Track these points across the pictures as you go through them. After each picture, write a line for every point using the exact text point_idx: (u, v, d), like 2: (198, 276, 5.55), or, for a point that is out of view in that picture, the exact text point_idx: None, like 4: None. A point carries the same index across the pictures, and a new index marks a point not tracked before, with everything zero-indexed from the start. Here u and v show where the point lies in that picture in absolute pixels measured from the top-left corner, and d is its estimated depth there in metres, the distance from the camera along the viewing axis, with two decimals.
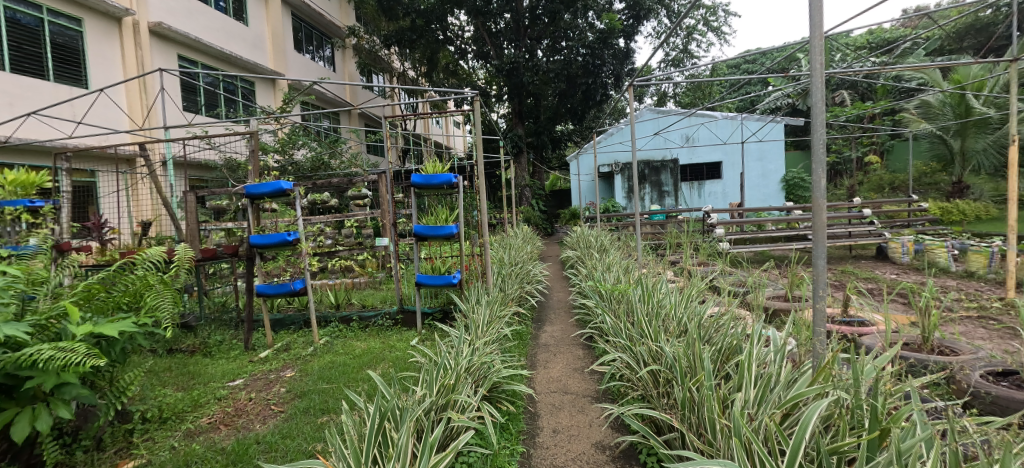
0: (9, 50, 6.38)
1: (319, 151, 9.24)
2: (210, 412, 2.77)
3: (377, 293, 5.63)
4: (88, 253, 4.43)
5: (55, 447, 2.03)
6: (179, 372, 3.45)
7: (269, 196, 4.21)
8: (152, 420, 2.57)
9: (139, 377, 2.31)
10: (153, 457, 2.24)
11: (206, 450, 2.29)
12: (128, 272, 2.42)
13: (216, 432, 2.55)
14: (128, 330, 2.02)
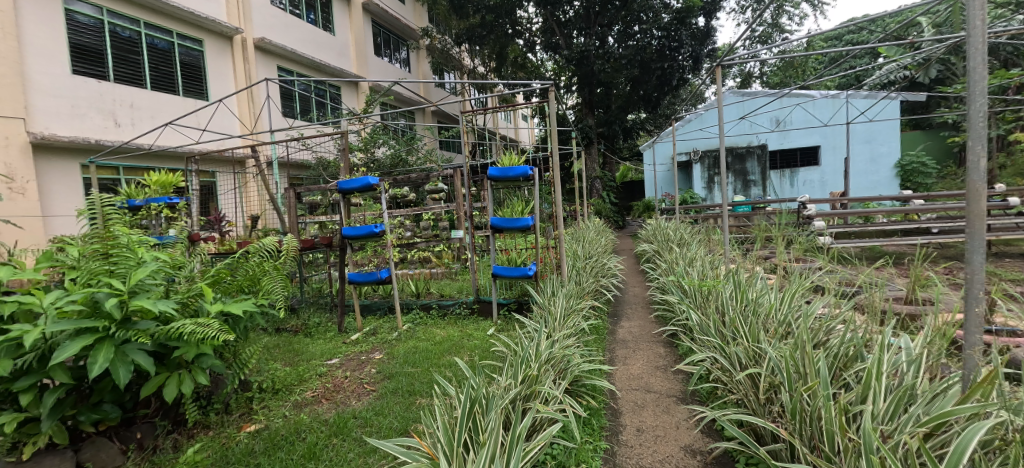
0: (149, 71, 7.48)
1: (399, 148, 9.70)
2: (314, 386, 3.04)
3: (453, 284, 5.83)
4: (212, 242, 5.08)
5: (195, 408, 2.35)
6: (286, 349, 3.84)
7: (359, 191, 4.50)
8: (267, 390, 2.88)
9: (257, 352, 2.59)
10: (269, 424, 2.49)
11: (312, 420, 2.52)
12: (248, 259, 2.68)
13: (319, 404, 2.79)
14: (250, 310, 2.27)
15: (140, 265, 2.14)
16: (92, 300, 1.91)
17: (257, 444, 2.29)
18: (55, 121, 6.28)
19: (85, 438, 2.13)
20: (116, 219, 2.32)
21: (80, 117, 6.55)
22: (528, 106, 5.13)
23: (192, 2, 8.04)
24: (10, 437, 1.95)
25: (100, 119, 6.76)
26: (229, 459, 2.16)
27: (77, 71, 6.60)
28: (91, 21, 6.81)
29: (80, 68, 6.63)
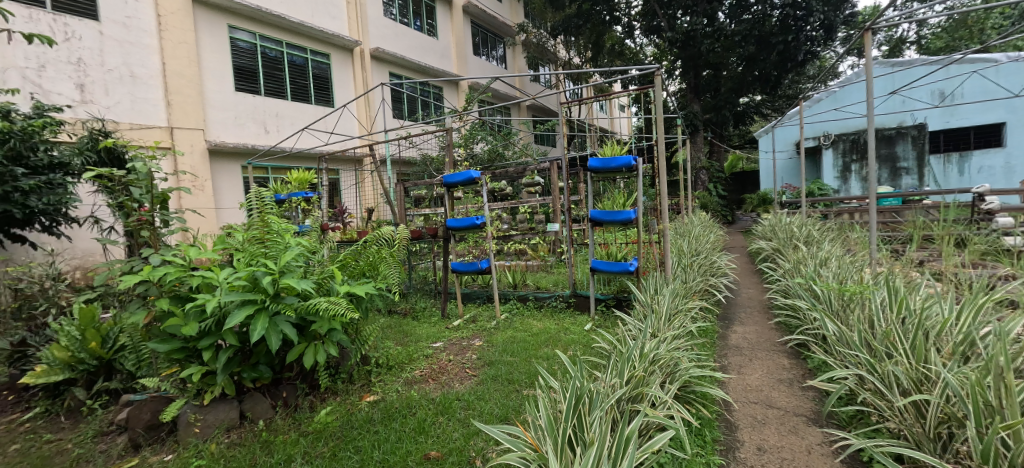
0: (290, 84, 8.62)
1: (496, 143, 9.89)
2: (421, 366, 3.24)
3: (549, 276, 5.82)
4: (337, 232, 5.69)
5: (326, 375, 2.65)
6: (397, 330, 4.16)
7: (462, 185, 4.68)
8: (383, 366, 3.14)
9: (375, 331, 2.83)
10: (385, 397, 2.71)
11: (421, 397, 2.68)
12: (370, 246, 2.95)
13: (427, 383, 2.96)
14: (371, 291, 2.48)
15: (286, 249, 2.46)
16: (252, 277, 2.24)
17: (375, 413, 2.50)
18: (224, 131, 7.60)
19: (245, 393, 2.51)
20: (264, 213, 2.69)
21: (240, 127, 7.82)
22: (626, 94, 4.73)
23: (320, 21, 9.03)
24: (195, 386, 2.37)
25: (254, 127, 8.00)
26: (353, 424, 2.39)
27: (239, 89, 7.86)
28: (247, 45, 8.02)
29: (240, 86, 7.89)
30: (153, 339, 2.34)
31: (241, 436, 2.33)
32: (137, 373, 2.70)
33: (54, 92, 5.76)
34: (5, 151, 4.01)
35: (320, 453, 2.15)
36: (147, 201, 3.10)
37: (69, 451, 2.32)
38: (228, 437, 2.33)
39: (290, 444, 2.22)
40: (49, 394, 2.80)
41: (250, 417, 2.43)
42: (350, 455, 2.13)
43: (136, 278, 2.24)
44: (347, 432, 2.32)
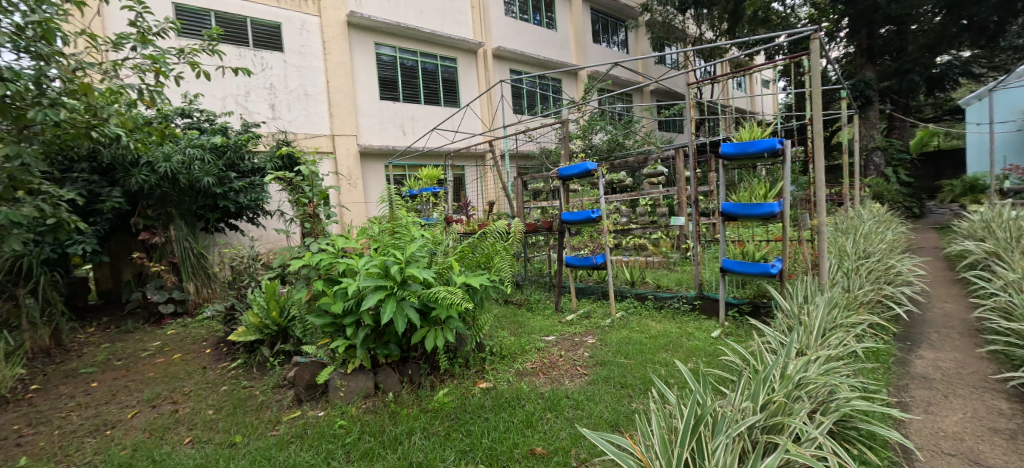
0: (424, 90, 9.33)
1: (616, 133, 9.42)
2: (532, 359, 3.17)
3: (672, 274, 5.32)
4: (459, 224, 5.98)
5: (444, 358, 2.74)
6: (511, 320, 4.19)
7: (578, 177, 4.49)
8: (496, 355, 3.14)
9: (490, 320, 2.84)
10: (497, 385, 2.71)
11: (530, 391, 2.60)
12: (485, 239, 2.99)
13: (537, 377, 2.89)
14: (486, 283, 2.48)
15: (412, 241, 2.57)
16: (384, 266, 2.37)
17: (487, 400, 2.50)
18: (372, 136, 8.56)
19: (379, 366, 2.69)
20: (393, 210, 2.86)
21: (384, 131, 8.71)
22: (771, 67, 3.99)
23: (449, 28, 9.61)
24: (340, 356, 2.60)
25: (396, 131, 8.86)
26: (466, 408, 2.40)
27: (384, 98, 8.76)
28: (389, 58, 8.88)
29: (384, 95, 8.79)
30: (313, 314, 2.63)
31: (374, 404, 2.51)
32: (302, 341, 3.04)
33: (254, 112, 7.24)
34: (224, 160, 5.10)
35: (436, 432, 2.20)
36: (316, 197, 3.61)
37: (255, 398, 2.70)
38: (365, 403, 2.52)
39: (411, 418, 2.30)
40: (235, 350, 3.41)
41: (382, 389, 2.61)
42: (464, 438, 2.12)
43: (298, 262, 2.53)
44: (461, 415, 2.33)
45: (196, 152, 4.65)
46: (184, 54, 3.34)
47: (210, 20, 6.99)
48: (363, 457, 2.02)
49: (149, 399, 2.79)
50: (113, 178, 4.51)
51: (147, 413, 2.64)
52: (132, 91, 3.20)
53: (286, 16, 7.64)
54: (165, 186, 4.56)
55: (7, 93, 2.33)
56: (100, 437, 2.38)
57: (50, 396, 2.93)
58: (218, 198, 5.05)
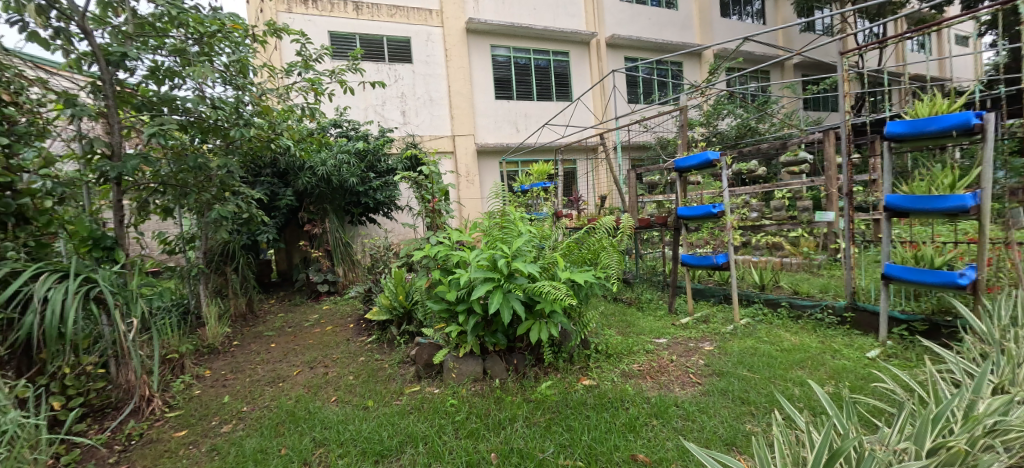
0: (537, 86, 9.44)
1: (748, 118, 8.37)
2: (640, 361, 2.91)
3: (814, 279, 4.58)
4: (569, 219, 5.94)
5: (549, 351, 2.61)
6: (619, 319, 4.03)
7: (697, 168, 4.10)
8: (600, 353, 2.92)
9: (595, 316, 2.73)
10: (602, 384, 2.50)
11: (636, 394, 2.39)
12: (593, 234, 2.90)
13: (644, 381, 2.66)
14: (592, 280, 2.38)
15: (519, 235, 2.55)
16: (492, 259, 2.39)
17: (589, 397, 2.33)
18: (487, 134, 8.96)
19: (488, 352, 2.62)
20: (504, 206, 2.90)
21: (499, 129, 9.05)
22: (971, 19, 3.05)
23: (562, 22, 9.59)
24: (452, 339, 2.56)
25: (509, 128, 9.13)
26: (567, 403, 2.26)
27: (498, 97, 9.11)
28: (503, 58, 9.15)
29: (499, 95, 9.13)
30: (430, 300, 2.68)
31: (482, 388, 2.45)
32: (424, 323, 3.21)
33: (389, 119, 8.17)
34: (366, 162, 5.82)
35: (537, 422, 2.10)
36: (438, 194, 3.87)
37: (386, 369, 2.82)
38: (474, 387, 2.47)
39: (514, 406, 2.22)
40: (366, 328, 3.82)
41: (490, 375, 2.54)
42: (563, 432, 2.01)
43: (419, 252, 2.66)
44: (562, 410, 2.20)
45: (345, 157, 5.37)
46: (335, 75, 3.87)
47: (354, 42, 8.02)
48: (470, 436, 1.99)
49: (308, 361, 3.12)
50: (286, 179, 5.46)
51: (307, 372, 2.94)
52: (299, 109, 3.80)
53: (414, 31, 8.38)
54: (322, 186, 5.34)
55: (217, 119, 2.98)
56: (276, 388, 2.68)
57: (245, 350, 3.47)
58: (361, 196, 5.75)
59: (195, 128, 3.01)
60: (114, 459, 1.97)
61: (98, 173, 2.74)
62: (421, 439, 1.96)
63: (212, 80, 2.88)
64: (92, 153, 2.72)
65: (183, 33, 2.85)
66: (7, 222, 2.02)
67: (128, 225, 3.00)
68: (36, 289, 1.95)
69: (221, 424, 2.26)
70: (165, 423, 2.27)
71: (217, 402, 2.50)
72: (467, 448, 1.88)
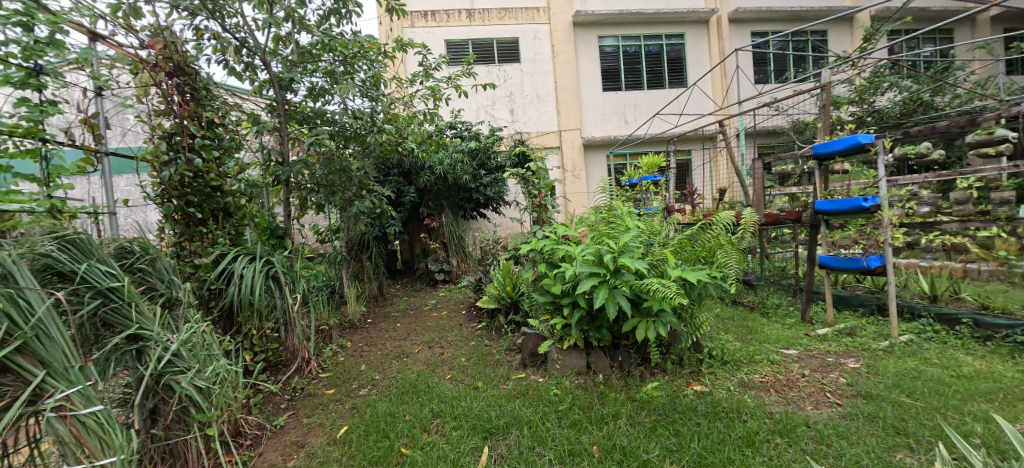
0: (647, 74, 9.02)
1: (920, 87, 6.77)
2: (762, 372, 2.49)
3: (1013, 293, 3.63)
4: (683, 214, 5.60)
5: (657, 351, 2.49)
6: (738, 324, 3.36)
7: (843, 154, 3.23)
8: (716, 359, 2.62)
9: (710, 319, 2.51)
10: (716, 392, 2.28)
11: (756, 407, 2.12)
12: (709, 231, 2.72)
13: (766, 394, 2.28)
14: (706, 280, 2.26)
15: (627, 230, 2.52)
16: (598, 254, 2.40)
17: (701, 404, 2.16)
18: (594, 127, 8.85)
19: (592, 347, 2.64)
20: (611, 201, 2.88)
21: (606, 121, 8.88)
22: None
23: (676, 4, 9.03)
24: (558, 331, 2.65)
25: (617, 120, 8.89)
26: (676, 407, 2.14)
27: (606, 89, 8.93)
28: (611, 48, 8.94)
29: (606, 86, 8.94)
30: (537, 292, 2.79)
31: (585, 382, 2.48)
32: (530, 314, 3.35)
33: (498, 118, 8.62)
34: (477, 161, 6.16)
35: (642, 422, 2.05)
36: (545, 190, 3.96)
37: (494, 355, 3.02)
38: (577, 380, 2.51)
39: (618, 403, 2.20)
40: (477, 317, 4.05)
41: (594, 369, 2.56)
42: (669, 435, 1.94)
43: (528, 246, 2.78)
44: (670, 413, 2.10)
45: (459, 157, 5.77)
46: (451, 81, 4.18)
47: (467, 48, 8.60)
48: (573, 427, 2.04)
49: (427, 341, 3.48)
50: (409, 178, 6.04)
51: (426, 351, 3.29)
52: (420, 113, 4.18)
53: (521, 30, 8.63)
54: (439, 183, 5.86)
55: (357, 128, 3.48)
56: (400, 362, 3.05)
57: (377, 328, 3.99)
58: (473, 192, 6.16)
59: (340, 136, 3.54)
60: (284, 405, 2.47)
61: (273, 176, 3.39)
62: (527, 423, 2.08)
63: (353, 94, 3.35)
64: (269, 160, 3.37)
65: (332, 56, 3.36)
66: (217, 214, 2.62)
67: (292, 218, 3.64)
68: (234, 267, 2.52)
69: (359, 388, 2.66)
70: (318, 381, 2.76)
71: (356, 369, 2.94)
72: (570, 437, 1.95)
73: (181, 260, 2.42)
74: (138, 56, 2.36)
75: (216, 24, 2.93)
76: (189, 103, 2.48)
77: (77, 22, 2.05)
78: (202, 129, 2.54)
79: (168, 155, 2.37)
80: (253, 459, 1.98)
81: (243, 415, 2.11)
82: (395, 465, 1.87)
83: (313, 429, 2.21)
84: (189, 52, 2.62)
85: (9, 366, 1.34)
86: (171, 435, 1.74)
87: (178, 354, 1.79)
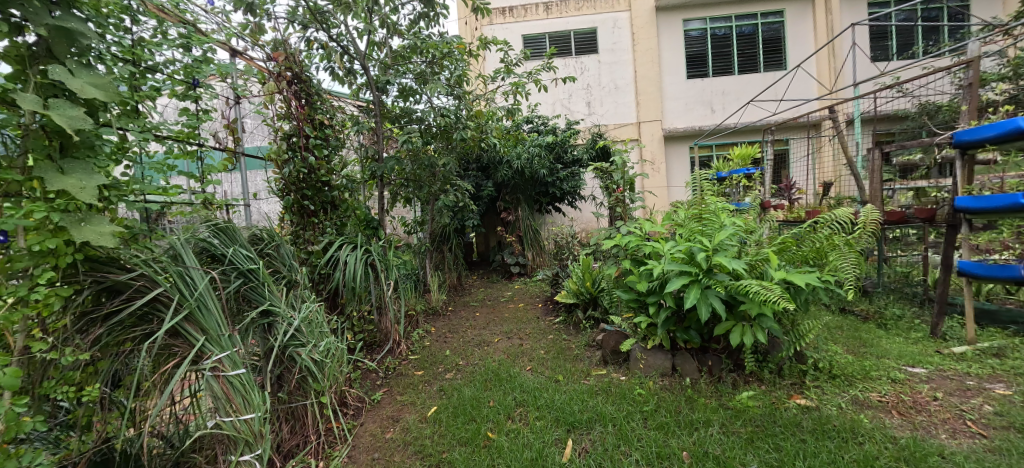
0: (738, 58, 8.33)
1: None
2: (882, 389, 2.23)
3: None
4: (780, 210, 5.11)
5: (753, 358, 2.33)
6: (849, 334, 3.02)
7: (996, 142, 2.73)
8: (823, 372, 2.38)
9: (816, 327, 2.28)
10: (823, 407, 2.07)
11: (876, 428, 1.90)
12: (817, 230, 2.46)
13: (887, 416, 2.03)
14: (816, 284, 2.07)
15: (721, 228, 2.38)
16: (689, 252, 2.31)
17: (806, 419, 1.98)
18: (677, 118, 8.40)
19: (678, 349, 2.55)
20: (700, 197, 2.73)
21: (690, 111, 8.37)
22: None
23: None
24: (642, 330, 2.59)
25: (703, 109, 8.34)
26: (777, 420, 1.99)
27: (691, 76, 8.40)
28: (698, 32, 8.38)
29: (691, 73, 8.41)
30: (620, 288, 2.74)
31: (671, 384, 2.39)
32: (609, 311, 3.31)
33: (575, 111, 8.55)
34: (555, 155, 6.14)
35: (737, 432, 1.94)
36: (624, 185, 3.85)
37: (573, 350, 3.03)
38: (662, 381, 2.43)
39: (708, 409, 2.09)
40: (554, 311, 4.06)
41: (680, 372, 2.46)
42: (769, 449, 1.81)
43: (611, 242, 2.72)
44: (768, 426, 1.96)
45: (536, 151, 5.82)
46: (532, 75, 4.20)
47: (544, 42, 8.62)
48: (659, 429, 1.99)
49: (506, 332, 3.57)
50: (488, 173, 6.20)
51: (505, 341, 3.38)
52: (501, 109, 4.25)
53: (600, 20, 8.40)
54: (516, 178, 5.96)
55: (444, 125, 3.66)
56: (482, 350, 3.17)
57: (457, 316, 4.17)
58: (549, 186, 6.17)
59: (427, 134, 3.73)
60: (379, 382, 2.70)
61: (370, 172, 3.68)
62: (611, 420, 2.07)
63: (439, 93, 3.51)
64: (367, 157, 3.67)
65: (421, 58, 3.54)
66: (326, 206, 2.92)
67: (385, 210, 3.92)
68: (340, 254, 2.79)
69: (444, 371, 2.82)
70: (408, 362, 2.97)
71: (441, 353, 3.11)
72: (657, 440, 1.91)
73: (297, 246, 2.74)
74: (265, 68, 2.70)
75: (324, 34, 3.23)
76: (303, 108, 2.79)
77: (221, 41, 2.41)
78: (315, 130, 2.85)
79: (287, 154, 2.72)
80: (356, 427, 2.19)
81: (347, 387, 2.35)
82: (482, 448, 1.96)
83: (405, 406, 2.39)
84: (303, 62, 2.93)
85: (180, 331, 1.65)
86: (293, 399, 1.97)
87: (299, 329, 2.05)
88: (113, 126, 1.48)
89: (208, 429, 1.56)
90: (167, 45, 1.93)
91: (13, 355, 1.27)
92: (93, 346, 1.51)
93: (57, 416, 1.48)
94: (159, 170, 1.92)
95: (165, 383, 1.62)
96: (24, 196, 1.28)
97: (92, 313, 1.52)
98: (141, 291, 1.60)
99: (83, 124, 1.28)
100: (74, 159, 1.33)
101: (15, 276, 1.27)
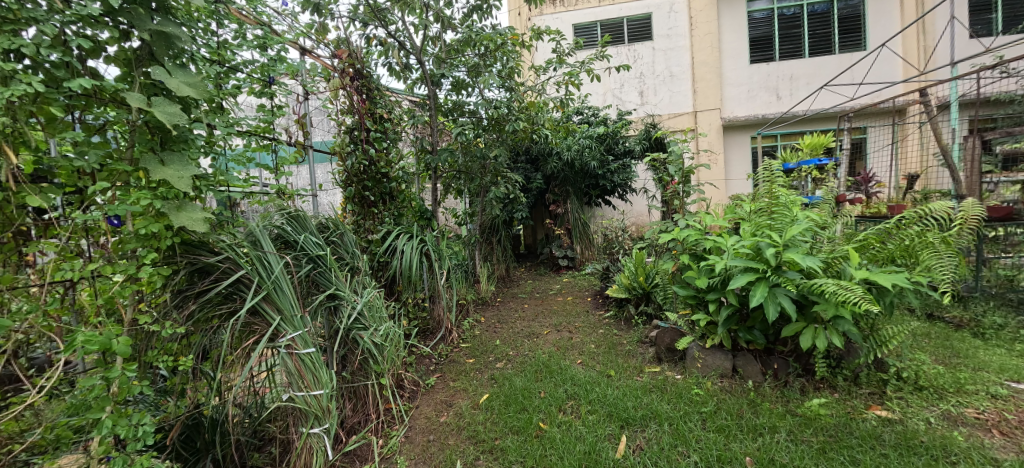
0: (810, 39, 7.70)
1: None
2: (979, 406, 2.01)
3: None
4: (858, 205, 4.72)
5: (825, 363, 2.18)
6: (938, 343, 2.74)
7: None
8: (907, 383, 2.18)
9: (902, 333, 2.09)
10: (908, 421, 1.90)
11: (971, 447, 1.72)
12: (907, 227, 2.24)
13: (986, 435, 1.83)
14: (904, 285, 1.89)
15: (793, 223, 2.23)
16: (756, 247, 2.18)
17: (887, 433, 1.83)
18: (738, 106, 7.93)
19: (740, 349, 2.43)
20: (767, 189, 2.57)
21: (753, 98, 7.87)
22: None
23: None
24: (700, 328, 2.49)
25: (767, 96, 7.81)
26: (853, 431, 1.85)
27: (754, 61, 7.88)
28: (763, 13, 7.84)
29: (755, 58, 7.88)
30: (676, 284, 2.64)
31: (731, 386, 2.29)
32: (663, 307, 3.20)
33: (626, 101, 8.33)
34: (607, 146, 6.01)
35: (807, 441, 1.83)
36: (680, 177, 3.70)
37: (626, 345, 2.97)
38: (721, 382, 2.33)
39: (774, 415, 1.99)
40: (604, 306, 3.99)
41: (741, 374, 2.35)
42: (844, 461, 1.69)
43: (667, 235, 2.62)
44: (842, 437, 1.82)
45: (587, 142, 5.72)
46: (585, 65, 4.09)
47: (595, 30, 8.43)
48: (719, 432, 1.92)
49: (555, 324, 3.56)
50: (538, 165, 6.18)
51: (555, 334, 3.37)
52: (552, 99, 4.20)
53: (655, 4, 8.07)
54: (566, 170, 5.88)
55: (496, 117, 3.67)
56: (531, 342, 3.18)
57: (506, 308, 4.22)
58: (600, 179, 6.04)
59: (480, 126, 3.76)
60: (433, 367, 2.79)
61: (424, 164, 3.77)
62: (667, 419, 2.02)
63: (492, 85, 3.53)
64: (422, 149, 3.78)
65: (473, 51, 3.58)
66: (385, 197, 3.05)
67: (438, 201, 4.01)
68: (397, 244, 2.90)
69: (495, 361, 2.87)
70: (460, 350, 3.04)
71: (491, 343, 3.16)
72: (717, 443, 1.84)
73: (359, 235, 2.88)
74: (330, 65, 2.82)
75: (383, 31, 3.33)
76: (364, 102, 2.91)
77: (292, 40, 2.56)
78: (374, 123, 2.98)
79: (350, 147, 2.87)
80: (412, 409, 2.28)
81: (404, 371, 2.45)
82: (534, 437, 1.98)
83: (458, 392, 2.46)
84: (363, 58, 3.04)
85: (259, 310, 1.79)
86: (356, 379, 2.09)
87: (362, 314, 2.17)
88: (203, 121, 1.62)
89: (284, 401, 1.70)
90: (246, 46, 2.08)
91: (125, 326, 1.43)
92: (188, 320, 1.67)
93: (156, 383, 1.66)
94: (239, 162, 2.06)
95: (246, 358, 1.76)
96: (133, 185, 1.43)
97: (187, 291, 1.69)
98: (226, 273, 1.76)
99: (179, 119, 1.41)
100: (171, 151, 1.47)
101: (126, 257, 1.43)
